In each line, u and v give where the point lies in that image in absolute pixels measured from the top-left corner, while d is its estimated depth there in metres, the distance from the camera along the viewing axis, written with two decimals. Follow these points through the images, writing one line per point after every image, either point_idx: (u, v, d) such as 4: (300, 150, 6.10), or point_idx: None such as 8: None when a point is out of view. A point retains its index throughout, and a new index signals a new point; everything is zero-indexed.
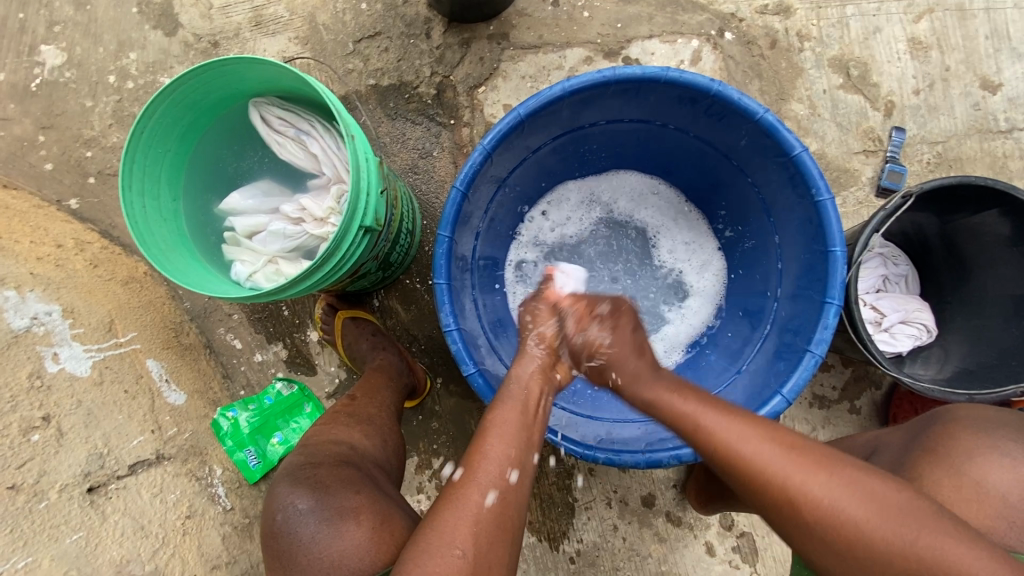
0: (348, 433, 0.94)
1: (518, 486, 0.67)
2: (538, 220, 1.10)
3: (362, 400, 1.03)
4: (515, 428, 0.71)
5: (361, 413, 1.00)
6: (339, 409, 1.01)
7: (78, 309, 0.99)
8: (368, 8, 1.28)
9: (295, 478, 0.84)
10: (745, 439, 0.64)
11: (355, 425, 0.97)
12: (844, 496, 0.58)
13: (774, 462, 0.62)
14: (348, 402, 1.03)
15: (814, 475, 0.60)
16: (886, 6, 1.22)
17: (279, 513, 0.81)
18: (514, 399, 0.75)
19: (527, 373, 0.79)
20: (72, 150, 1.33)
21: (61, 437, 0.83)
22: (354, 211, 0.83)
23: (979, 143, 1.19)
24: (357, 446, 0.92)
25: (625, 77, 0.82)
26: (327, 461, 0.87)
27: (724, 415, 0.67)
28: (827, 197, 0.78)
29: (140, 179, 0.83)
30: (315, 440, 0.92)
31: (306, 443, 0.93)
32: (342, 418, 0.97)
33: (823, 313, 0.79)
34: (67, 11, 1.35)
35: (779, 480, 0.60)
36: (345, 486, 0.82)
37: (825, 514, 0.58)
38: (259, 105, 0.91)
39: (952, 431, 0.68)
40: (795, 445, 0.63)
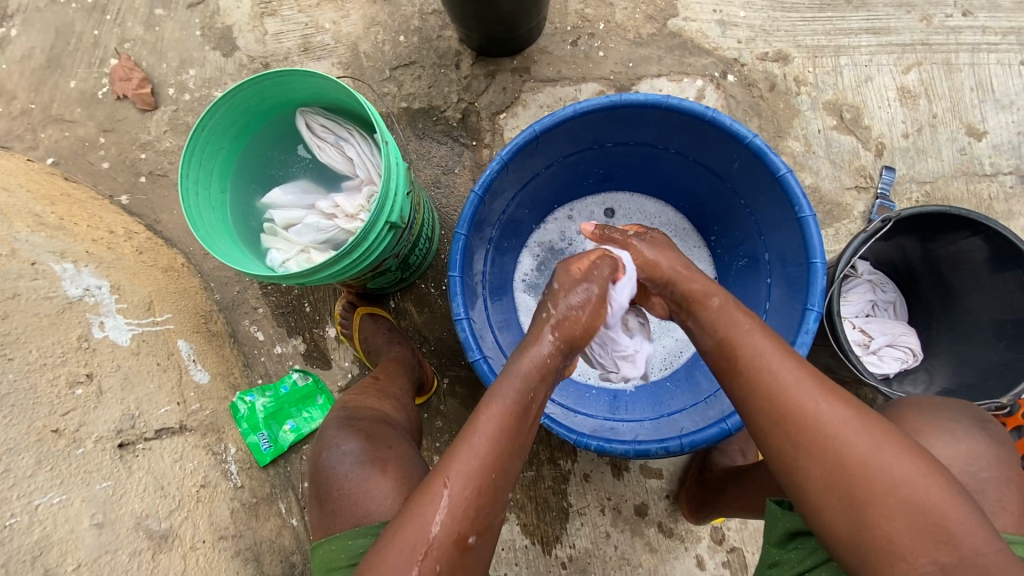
0: (382, 403, 1.03)
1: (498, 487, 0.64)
2: (563, 222, 1.19)
3: (386, 381, 1.10)
4: (506, 431, 0.66)
5: (389, 391, 1.08)
6: (367, 384, 1.09)
7: (123, 288, 1.09)
8: (405, 40, 1.43)
9: (342, 425, 0.94)
10: (774, 361, 0.69)
11: (384, 398, 1.05)
12: (861, 431, 0.63)
13: (800, 384, 0.67)
14: (373, 380, 1.10)
15: (834, 403, 0.65)
16: (877, 58, 1.33)
17: (326, 450, 0.91)
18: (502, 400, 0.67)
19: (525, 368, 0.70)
20: (128, 152, 1.47)
21: (100, 395, 0.89)
22: (382, 207, 0.92)
23: (966, 185, 1.27)
24: (391, 415, 1.02)
25: (629, 103, 0.92)
26: (369, 419, 0.96)
27: (761, 340, 0.72)
28: (808, 214, 0.85)
29: (196, 171, 0.94)
30: (355, 403, 1.02)
31: (345, 404, 1.02)
32: (373, 391, 1.06)
33: (804, 319, 0.84)
34: (139, 31, 1.52)
35: (805, 405, 0.65)
36: (381, 440, 0.92)
37: (842, 438, 0.63)
38: (306, 114, 1.03)
39: (904, 415, 0.78)
40: (815, 376, 0.68)
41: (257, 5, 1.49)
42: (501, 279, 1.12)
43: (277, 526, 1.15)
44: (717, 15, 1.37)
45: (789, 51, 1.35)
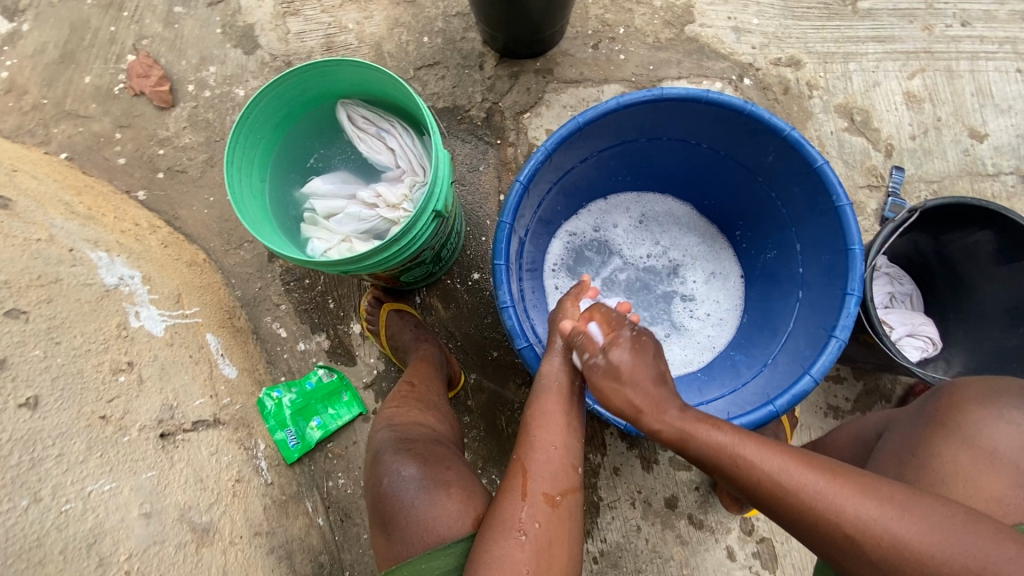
0: (424, 416, 1.00)
1: (568, 465, 0.77)
2: (602, 215, 1.23)
3: (422, 387, 1.08)
4: (555, 417, 0.80)
5: (427, 400, 1.05)
6: (405, 392, 1.06)
7: (154, 279, 1.07)
8: (429, 41, 1.45)
9: (396, 450, 0.89)
10: (750, 446, 0.71)
11: (426, 410, 1.02)
12: (861, 505, 0.64)
13: (781, 470, 0.68)
14: (411, 387, 1.07)
15: (824, 481, 0.66)
16: (884, 65, 1.40)
17: (384, 479, 0.87)
18: (547, 390, 0.82)
19: (557, 364, 0.86)
20: (146, 148, 1.45)
21: (141, 384, 0.87)
22: (431, 196, 0.93)
23: (970, 184, 1.34)
24: (437, 431, 0.98)
25: (670, 97, 0.95)
26: (422, 438, 0.93)
27: (730, 429, 0.73)
28: (846, 203, 0.89)
29: (241, 157, 0.93)
30: (399, 419, 0.98)
31: (390, 422, 0.98)
32: (413, 402, 1.03)
33: (845, 304, 0.87)
34: (157, 28, 1.51)
35: (793, 491, 0.67)
36: (439, 462, 0.88)
37: (841, 520, 0.64)
38: (347, 106, 1.03)
39: (960, 404, 0.76)
40: (800, 457, 0.70)
41: (279, 4, 1.50)
42: (536, 269, 1.13)
43: (306, 525, 1.13)
44: (732, 22, 1.43)
45: (801, 57, 1.41)
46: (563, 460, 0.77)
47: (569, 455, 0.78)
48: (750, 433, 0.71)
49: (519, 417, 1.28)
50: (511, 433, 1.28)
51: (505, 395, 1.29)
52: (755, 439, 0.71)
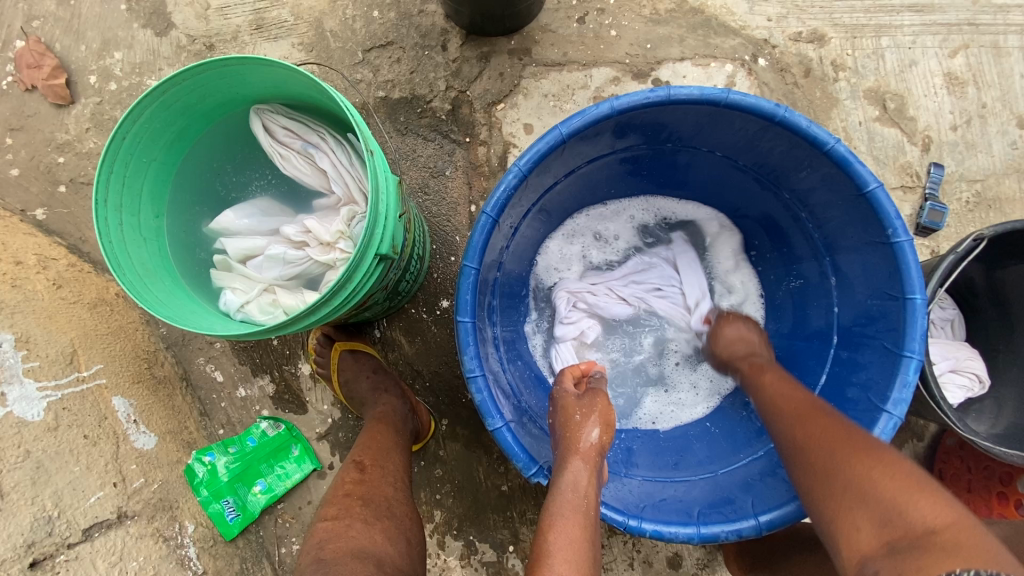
0: (368, 536, 0.78)
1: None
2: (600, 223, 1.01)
3: (373, 475, 0.88)
4: (581, 547, 0.59)
5: (376, 500, 0.84)
6: (349, 489, 0.85)
7: (34, 338, 0.85)
8: (381, 16, 1.19)
9: None
10: (788, 390, 0.73)
11: (374, 523, 0.81)
12: (844, 439, 0.62)
13: (799, 400, 0.71)
14: (358, 478, 0.87)
15: (828, 423, 0.65)
16: (922, 40, 1.19)
17: None
18: (575, 507, 0.62)
19: (581, 472, 0.66)
20: (42, 155, 1.20)
21: (3, 499, 0.69)
22: (370, 238, 0.72)
23: (1018, 183, 1.15)
24: (383, 559, 0.77)
25: (678, 99, 0.73)
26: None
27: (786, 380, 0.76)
28: (906, 238, 0.69)
29: (118, 193, 0.71)
30: (331, 549, 0.76)
31: (320, 553, 0.76)
32: (359, 511, 0.81)
33: (902, 368, 0.69)
34: (49, 6, 1.23)
35: (799, 415, 0.68)
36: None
37: (825, 441, 0.63)
38: (262, 113, 0.80)
39: None
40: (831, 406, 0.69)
41: None
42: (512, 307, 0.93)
43: None
44: None
45: (826, 31, 1.18)
46: None
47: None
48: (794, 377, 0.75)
49: (499, 468, 1.11)
50: (490, 485, 1.11)
51: (483, 442, 1.11)
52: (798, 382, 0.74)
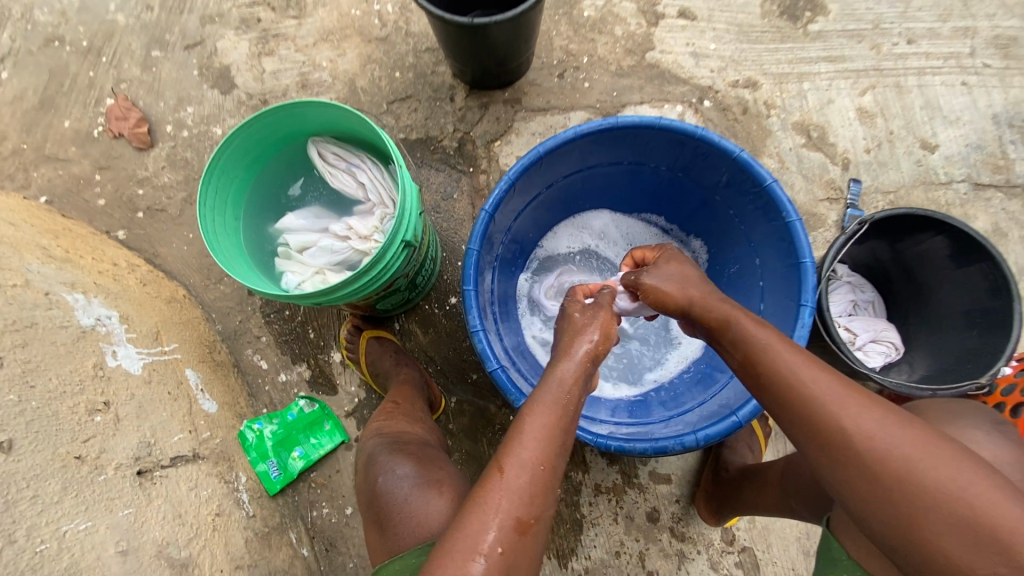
0: (411, 427, 1.03)
1: (547, 484, 0.73)
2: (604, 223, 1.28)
3: (406, 404, 1.09)
4: (548, 431, 0.76)
5: (414, 413, 1.08)
6: (390, 411, 1.07)
7: (131, 318, 1.08)
8: (401, 76, 1.50)
9: (393, 450, 0.95)
10: (808, 373, 0.69)
11: (416, 421, 1.05)
12: (897, 438, 0.62)
13: (833, 396, 0.66)
14: (394, 404, 1.08)
15: (870, 412, 0.65)
16: (836, 83, 1.47)
17: (380, 477, 0.92)
18: (544, 404, 0.78)
19: (566, 379, 0.81)
20: (126, 188, 1.48)
21: (118, 422, 0.88)
22: (398, 228, 0.96)
23: (925, 193, 1.39)
24: (427, 438, 1.03)
25: (624, 124, 1.00)
26: (414, 444, 0.98)
27: (789, 349, 0.72)
28: (795, 218, 0.93)
29: (214, 198, 0.97)
30: (388, 428, 1.02)
31: (379, 431, 1.02)
32: (400, 416, 1.05)
33: (799, 315, 0.92)
34: (135, 72, 1.55)
35: (833, 413, 0.65)
36: (434, 463, 0.95)
37: (876, 450, 0.62)
38: (318, 143, 1.07)
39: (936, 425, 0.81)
40: (853, 387, 0.68)
41: (255, 45, 1.55)
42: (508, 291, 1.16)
43: (289, 557, 1.13)
44: (690, 47, 1.49)
45: (757, 78, 1.47)
46: (547, 483, 0.73)
47: (546, 481, 0.73)
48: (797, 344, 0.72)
49: (501, 438, 1.29)
50: (492, 453, 1.29)
51: (486, 416, 1.31)
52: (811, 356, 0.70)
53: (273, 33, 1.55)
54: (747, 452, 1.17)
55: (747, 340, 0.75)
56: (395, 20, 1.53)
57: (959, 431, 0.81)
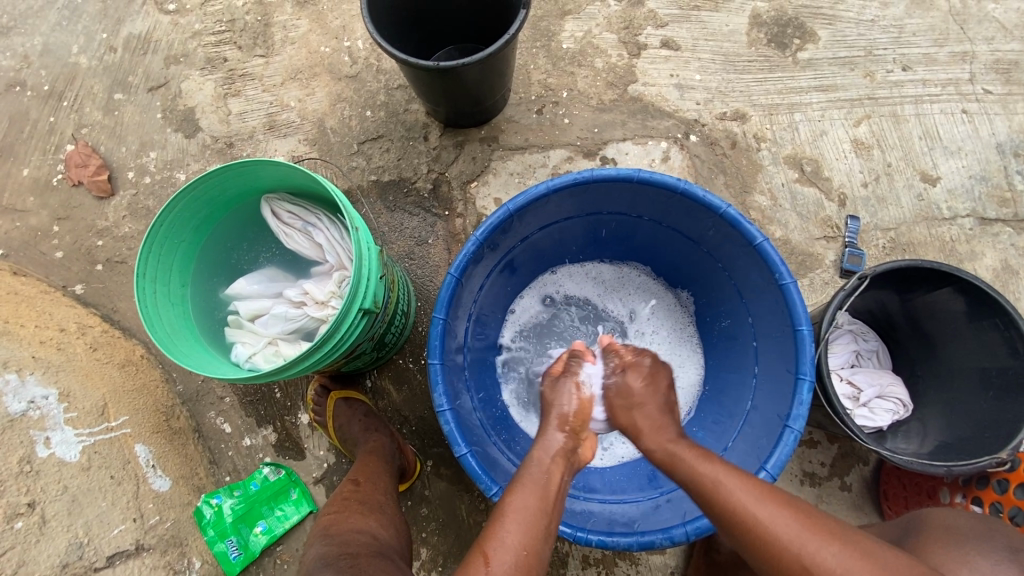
0: (366, 523, 0.91)
1: (534, 574, 0.66)
2: (619, 279, 1.20)
3: (367, 486, 1.00)
4: (532, 514, 0.70)
5: (371, 501, 0.97)
6: (347, 497, 0.98)
7: (74, 393, 1.02)
8: (372, 115, 1.42)
9: (335, 568, 0.79)
10: (759, 505, 0.68)
11: (368, 514, 0.94)
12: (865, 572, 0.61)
13: (793, 530, 0.65)
14: (354, 489, 0.99)
15: (828, 544, 0.64)
16: (829, 114, 1.39)
17: None
18: (535, 483, 0.74)
19: (548, 458, 0.78)
20: (84, 240, 1.40)
21: (44, 526, 0.88)
22: (355, 295, 0.88)
23: (928, 230, 1.31)
24: (378, 537, 0.89)
25: (601, 178, 0.92)
26: (363, 551, 0.84)
27: (740, 479, 0.71)
28: (790, 280, 0.86)
29: (155, 268, 0.89)
30: (336, 529, 0.89)
31: (326, 533, 0.89)
32: (354, 507, 0.94)
33: (798, 389, 0.85)
34: (96, 116, 1.47)
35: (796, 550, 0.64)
36: (384, 574, 0.80)
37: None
38: (271, 201, 1.01)
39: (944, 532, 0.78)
40: (811, 516, 0.67)
41: (220, 85, 1.47)
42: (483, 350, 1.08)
43: None
44: (675, 79, 1.42)
45: (746, 110, 1.40)
46: (530, 568, 0.66)
47: (533, 567, 0.67)
48: (745, 473, 0.72)
49: (481, 505, 1.20)
50: (473, 523, 1.20)
51: (465, 480, 1.22)
52: (757, 484, 0.70)
53: (240, 72, 1.48)
54: None
55: (697, 478, 0.73)
56: (366, 57, 1.45)
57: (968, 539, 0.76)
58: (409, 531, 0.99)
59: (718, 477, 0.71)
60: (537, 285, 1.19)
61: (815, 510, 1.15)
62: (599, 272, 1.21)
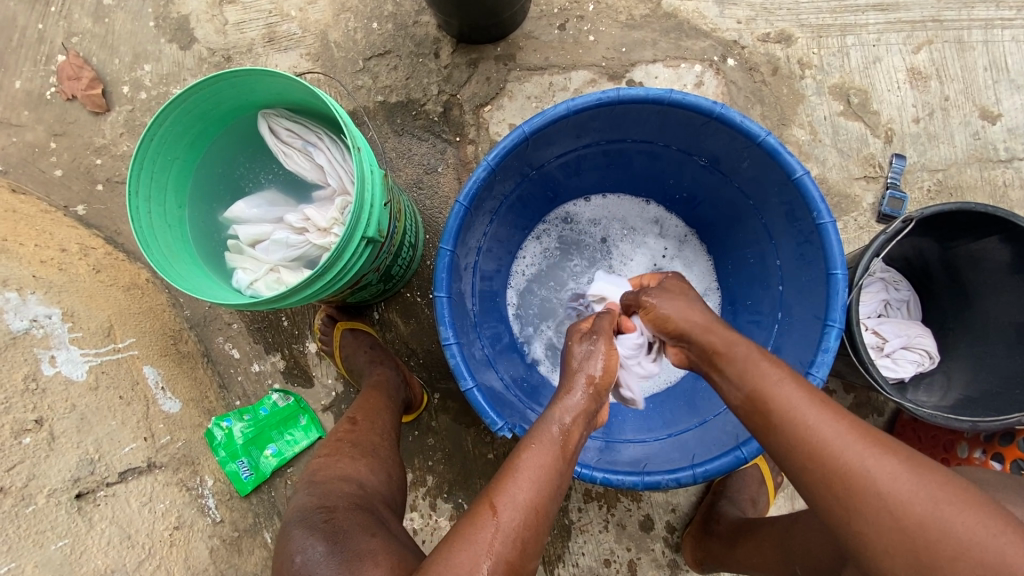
0: (354, 468, 0.91)
1: (540, 531, 0.64)
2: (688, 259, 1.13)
3: (364, 426, 1.00)
4: (546, 472, 0.66)
5: (365, 444, 0.96)
6: (342, 437, 0.98)
7: (78, 313, 1.02)
8: (379, 27, 1.30)
9: (311, 523, 0.80)
10: (812, 418, 0.62)
11: (360, 457, 0.93)
12: (930, 490, 0.56)
13: (851, 451, 0.59)
14: (349, 428, 0.99)
15: (884, 454, 0.58)
16: (886, 37, 1.25)
17: (297, 556, 0.77)
18: (552, 441, 0.69)
19: (571, 410, 0.72)
20: (82, 158, 1.33)
21: (53, 441, 0.88)
22: (358, 222, 0.83)
23: (979, 172, 1.20)
24: (366, 485, 0.89)
25: (627, 98, 0.84)
26: (341, 504, 0.83)
27: (803, 393, 0.64)
28: (828, 219, 0.80)
29: (148, 186, 0.85)
30: (321, 476, 0.89)
31: (312, 479, 0.90)
32: (346, 450, 0.94)
33: (824, 335, 0.80)
34: (86, 23, 1.36)
35: (847, 463, 0.59)
36: (360, 531, 0.79)
37: (905, 505, 0.56)
38: (268, 117, 0.95)
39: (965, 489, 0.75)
40: (860, 427, 0.62)
41: None
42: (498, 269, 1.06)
43: (263, 559, 1.10)
44: None
45: (793, 31, 1.25)
46: (538, 525, 0.64)
47: (538, 528, 0.64)
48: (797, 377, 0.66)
49: (487, 437, 1.21)
50: (478, 455, 1.21)
51: (471, 414, 1.22)
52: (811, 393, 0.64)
53: None
54: (748, 506, 1.08)
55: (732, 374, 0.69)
56: None
57: (989, 498, 0.73)
58: (401, 472, 0.99)
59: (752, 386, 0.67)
60: (633, 202, 1.14)
61: None
62: (679, 234, 1.14)
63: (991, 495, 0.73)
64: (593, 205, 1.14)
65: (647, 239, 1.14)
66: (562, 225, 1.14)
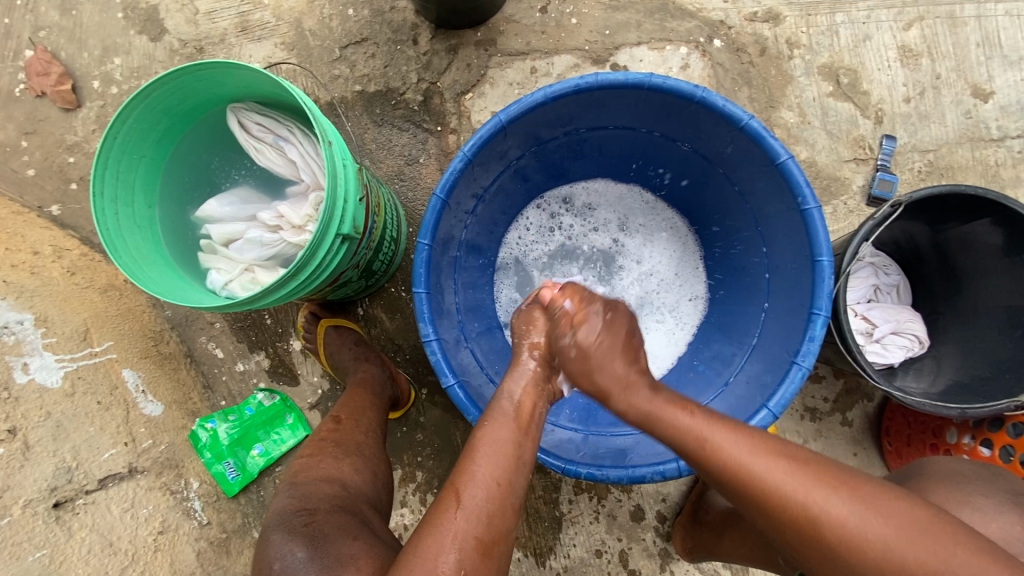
0: (338, 468, 0.90)
1: (507, 505, 0.65)
2: (663, 260, 1.11)
3: (348, 424, 0.98)
4: (505, 448, 0.67)
5: (348, 443, 0.95)
6: (325, 436, 0.96)
7: (52, 318, 0.99)
8: (355, 14, 1.26)
9: (290, 527, 0.79)
10: (755, 455, 0.63)
11: (344, 458, 0.92)
12: (874, 520, 0.57)
13: (792, 480, 0.61)
14: (333, 427, 0.98)
15: (833, 492, 0.59)
16: (876, 14, 1.21)
17: (278, 563, 0.76)
18: (504, 415, 0.71)
19: (518, 388, 0.75)
20: (55, 156, 1.30)
21: (27, 451, 0.86)
22: (331, 218, 0.80)
23: (971, 152, 1.18)
24: (349, 486, 0.88)
25: (606, 84, 0.81)
26: (323, 507, 0.82)
27: (730, 432, 0.66)
28: (813, 205, 0.78)
29: (113, 188, 0.82)
30: (303, 477, 0.88)
31: (294, 480, 0.88)
32: (330, 451, 0.93)
33: (810, 325, 0.79)
34: (53, 16, 1.31)
35: (800, 507, 0.59)
36: (341, 534, 0.78)
37: (848, 539, 0.57)
38: (237, 111, 0.92)
39: (959, 479, 0.74)
40: (806, 462, 0.62)
41: None
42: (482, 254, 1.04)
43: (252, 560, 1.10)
44: None
45: (781, 9, 1.22)
46: (503, 499, 0.64)
47: (505, 508, 0.64)
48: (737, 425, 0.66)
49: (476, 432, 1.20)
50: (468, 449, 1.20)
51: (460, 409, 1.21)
52: (755, 438, 0.65)
53: None
54: None
55: (674, 428, 0.68)
56: None
57: (980, 486, 0.72)
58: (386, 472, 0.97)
59: (713, 439, 0.65)
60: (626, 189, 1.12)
61: (814, 443, 1.13)
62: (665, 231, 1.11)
63: (979, 485, 0.72)
64: (609, 192, 1.12)
65: (632, 231, 1.12)
66: (556, 203, 1.12)
